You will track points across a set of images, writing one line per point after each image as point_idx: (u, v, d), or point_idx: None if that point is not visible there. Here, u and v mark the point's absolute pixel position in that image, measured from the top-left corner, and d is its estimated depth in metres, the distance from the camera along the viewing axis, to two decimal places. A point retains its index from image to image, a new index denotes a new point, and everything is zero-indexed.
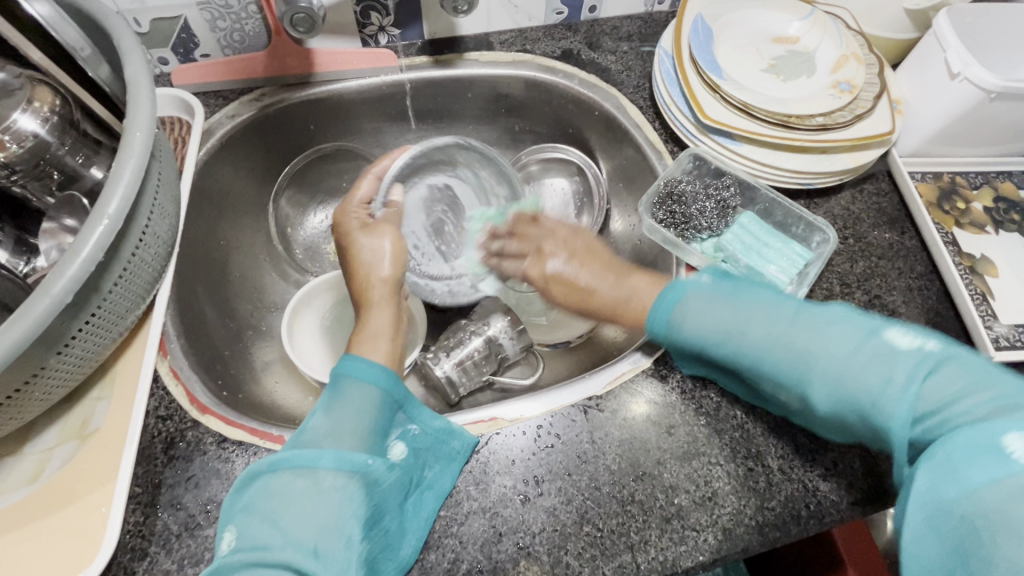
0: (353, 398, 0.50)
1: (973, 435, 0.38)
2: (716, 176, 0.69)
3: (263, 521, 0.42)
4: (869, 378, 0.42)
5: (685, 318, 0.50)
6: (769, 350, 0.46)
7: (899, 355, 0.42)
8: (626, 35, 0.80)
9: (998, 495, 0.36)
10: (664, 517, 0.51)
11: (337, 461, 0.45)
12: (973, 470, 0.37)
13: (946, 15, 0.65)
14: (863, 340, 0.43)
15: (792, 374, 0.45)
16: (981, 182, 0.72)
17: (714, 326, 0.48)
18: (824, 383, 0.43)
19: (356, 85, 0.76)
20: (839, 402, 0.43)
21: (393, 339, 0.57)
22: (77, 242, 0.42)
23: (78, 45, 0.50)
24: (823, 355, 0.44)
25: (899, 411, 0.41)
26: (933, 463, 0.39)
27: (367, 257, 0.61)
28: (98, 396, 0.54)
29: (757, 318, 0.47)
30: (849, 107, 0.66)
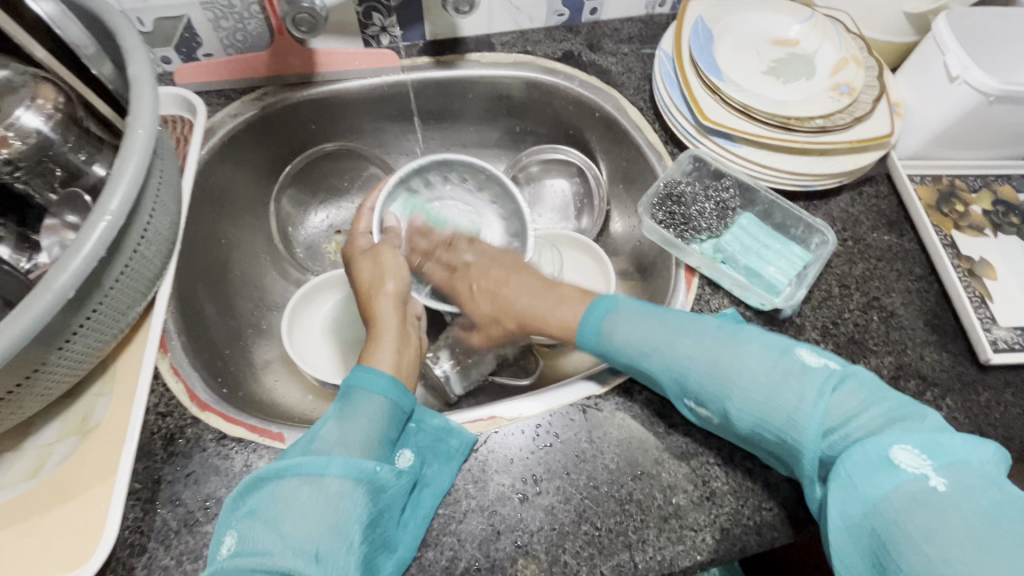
0: (364, 406, 0.50)
1: (869, 449, 0.40)
2: (716, 177, 0.70)
3: (267, 526, 0.43)
4: (782, 394, 0.44)
5: (615, 336, 0.52)
6: (690, 364, 0.48)
7: (807, 370, 0.45)
8: (627, 37, 0.81)
9: (898, 505, 0.38)
10: (662, 517, 0.51)
11: (345, 468, 0.46)
12: (873, 484, 0.39)
13: (946, 19, 0.65)
14: (772, 355, 0.46)
15: (711, 388, 0.47)
16: (980, 185, 0.72)
17: (641, 340, 0.51)
18: (740, 395, 0.45)
19: (358, 85, 0.76)
20: (752, 417, 0.45)
21: (402, 350, 0.57)
22: (79, 238, 0.42)
23: (81, 43, 0.49)
24: (736, 371, 0.46)
25: (809, 424, 0.43)
26: (841, 482, 0.41)
27: (371, 276, 0.63)
28: (98, 391, 0.54)
29: (681, 334, 0.50)
30: (849, 109, 0.66)
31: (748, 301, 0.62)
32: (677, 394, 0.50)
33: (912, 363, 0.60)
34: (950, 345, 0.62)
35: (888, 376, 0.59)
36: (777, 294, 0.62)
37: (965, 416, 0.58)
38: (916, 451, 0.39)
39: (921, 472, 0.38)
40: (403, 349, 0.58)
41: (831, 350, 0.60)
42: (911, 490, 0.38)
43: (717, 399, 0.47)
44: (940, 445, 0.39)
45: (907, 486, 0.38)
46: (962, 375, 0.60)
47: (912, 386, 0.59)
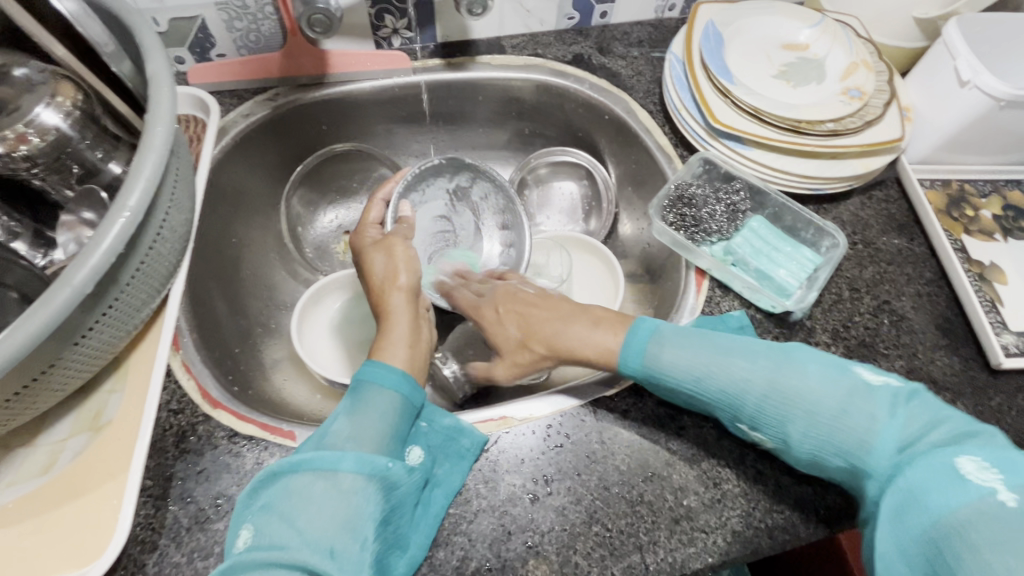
0: (375, 404, 0.50)
1: (936, 461, 0.40)
2: (726, 180, 0.70)
3: (281, 520, 0.42)
4: (848, 415, 0.44)
5: (663, 363, 0.51)
6: (747, 387, 0.48)
7: (870, 390, 0.45)
8: (637, 40, 0.81)
9: (965, 517, 0.37)
10: (673, 518, 0.51)
11: (358, 464, 0.45)
12: (938, 495, 0.39)
13: (956, 24, 0.66)
14: (833, 378, 0.46)
15: (775, 412, 0.47)
16: (990, 190, 0.72)
17: (693, 366, 0.50)
18: (804, 425, 0.45)
19: (369, 86, 0.76)
20: (816, 442, 0.45)
21: (413, 346, 0.57)
22: (98, 234, 0.42)
23: (101, 41, 0.50)
24: (798, 393, 0.46)
25: (879, 444, 0.43)
26: (900, 493, 0.41)
27: (382, 269, 0.62)
28: (111, 388, 0.54)
29: (733, 360, 0.49)
30: (859, 113, 0.66)
31: (758, 303, 0.62)
32: (732, 421, 0.50)
33: (923, 366, 0.60)
34: (961, 350, 0.62)
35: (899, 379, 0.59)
36: (787, 296, 0.62)
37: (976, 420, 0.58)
38: (986, 464, 0.39)
39: (990, 485, 0.38)
40: (415, 345, 0.57)
41: (841, 353, 0.60)
42: (983, 504, 0.37)
43: (778, 426, 0.47)
44: (1009, 461, 0.39)
45: (977, 500, 0.38)
46: (974, 379, 0.60)
47: None
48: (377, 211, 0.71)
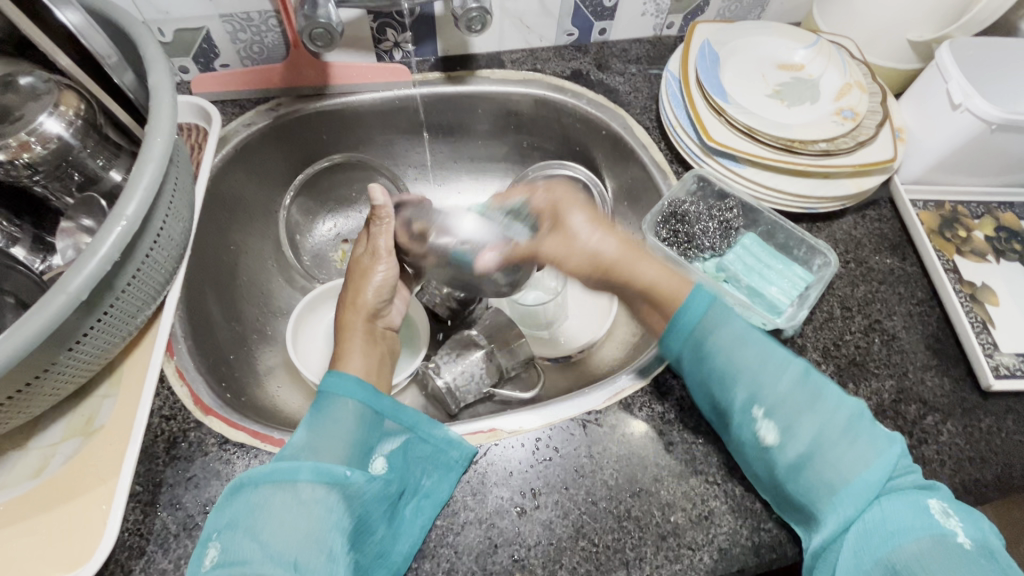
0: (337, 415, 0.51)
1: (908, 501, 0.44)
2: (719, 197, 0.70)
3: (243, 535, 0.43)
4: (852, 435, 0.47)
5: (711, 331, 0.51)
6: (782, 391, 0.48)
7: (867, 423, 0.48)
8: (635, 57, 0.82)
9: (927, 547, 0.42)
10: (660, 535, 0.51)
11: (316, 474, 0.46)
12: (910, 523, 0.43)
13: (949, 48, 0.66)
14: (845, 405, 0.48)
15: (791, 417, 0.48)
16: (983, 212, 0.72)
17: (733, 351, 0.50)
18: (816, 429, 0.47)
19: (370, 98, 0.78)
20: (815, 446, 0.47)
21: (370, 362, 0.59)
22: (96, 241, 0.43)
23: (106, 53, 0.52)
24: (814, 407, 0.48)
25: (867, 474, 0.45)
26: (871, 521, 0.44)
27: (359, 286, 0.63)
28: (105, 393, 0.55)
29: (770, 358, 0.50)
30: (852, 134, 0.67)
31: (749, 319, 0.63)
32: (742, 411, 0.49)
33: (914, 387, 0.60)
34: (952, 370, 0.62)
35: (889, 400, 0.60)
36: (779, 314, 0.63)
37: (966, 441, 0.58)
38: (948, 510, 0.44)
39: (952, 528, 0.43)
40: (371, 361, 0.59)
41: (832, 371, 0.61)
42: (944, 542, 0.42)
43: (789, 424, 0.48)
44: (965, 514, 0.45)
45: (939, 535, 0.42)
46: (964, 400, 0.60)
47: (913, 410, 0.59)
48: (389, 226, 0.64)
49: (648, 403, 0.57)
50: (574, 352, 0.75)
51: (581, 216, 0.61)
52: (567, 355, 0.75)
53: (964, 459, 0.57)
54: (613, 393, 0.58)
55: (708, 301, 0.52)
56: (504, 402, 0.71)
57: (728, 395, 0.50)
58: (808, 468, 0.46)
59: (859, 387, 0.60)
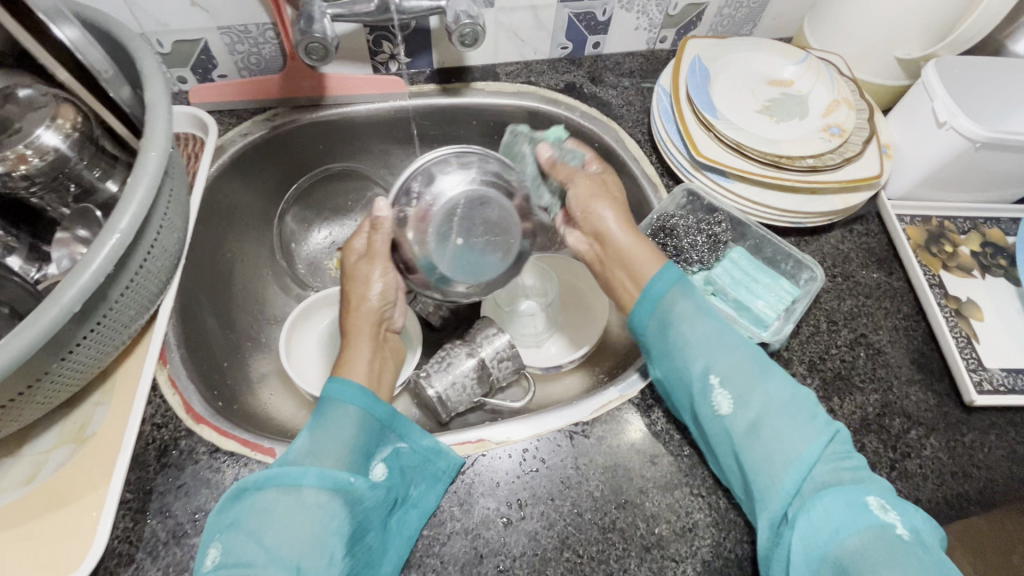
0: (340, 420, 0.50)
1: (845, 494, 0.44)
2: (708, 212, 0.71)
3: (247, 538, 0.43)
4: (796, 412, 0.49)
5: (675, 305, 0.56)
6: (729, 368, 0.52)
7: (811, 406, 0.50)
8: (628, 71, 0.83)
9: (866, 541, 0.42)
10: (644, 546, 0.52)
11: (321, 480, 0.46)
12: (846, 518, 0.43)
13: (935, 66, 0.68)
14: (792, 388, 0.51)
15: (735, 394, 0.51)
16: (969, 227, 0.73)
17: (693, 323, 0.55)
18: (757, 407, 0.50)
19: (365, 109, 0.79)
20: (762, 417, 0.49)
21: (372, 371, 0.57)
22: (90, 254, 0.44)
23: (102, 68, 0.52)
24: (763, 383, 0.51)
25: (808, 451, 0.47)
26: (812, 514, 0.44)
27: (360, 292, 0.60)
28: (97, 401, 0.56)
29: (726, 335, 0.54)
30: (839, 150, 0.68)
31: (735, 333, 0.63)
32: (698, 381, 0.52)
33: (898, 401, 0.61)
34: (936, 385, 0.62)
35: (874, 413, 0.60)
36: (765, 328, 0.63)
37: (948, 456, 0.59)
38: (886, 505, 0.44)
39: (890, 521, 0.43)
40: (373, 369, 0.57)
41: (818, 385, 0.61)
42: (881, 534, 0.42)
43: (741, 394, 0.50)
44: (906, 509, 0.45)
45: (877, 527, 0.43)
46: (948, 415, 0.61)
47: (897, 424, 0.60)
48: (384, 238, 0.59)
49: (635, 414, 0.58)
50: (565, 362, 0.75)
51: (610, 214, 0.63)
52: (559, 365, 0.75)
53: (947, 473, 0.58)
54: (602, 403, 0.59)
55: (673, 279, 0.57)
56: (494, 413, 0.73)
57: (686, 365, 0.53)
58: (754, 439, 0.48)
59: (844, 401, 0.61)
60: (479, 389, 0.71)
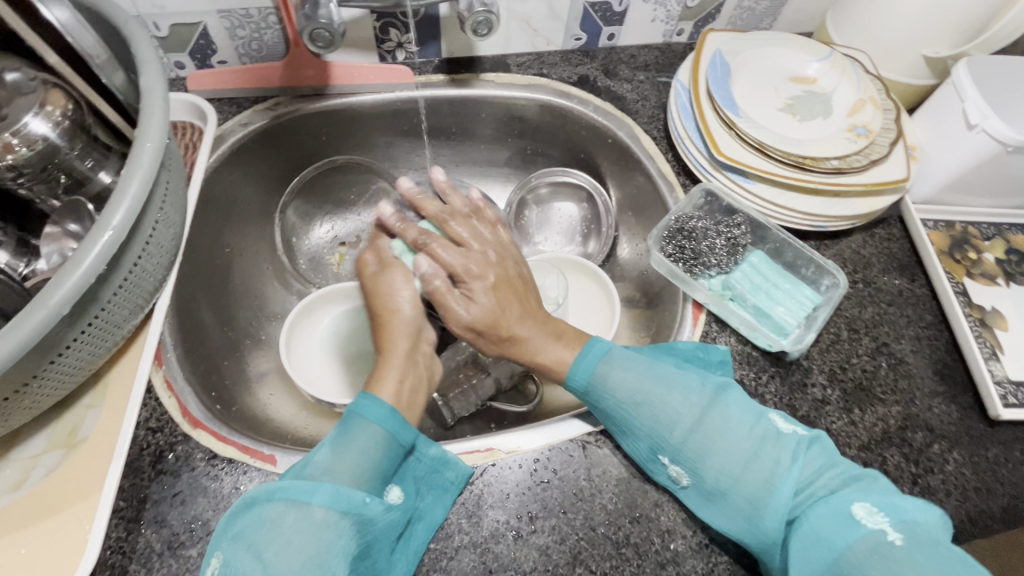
0: (361, 439, 0.48)
1: (831, 507, 0.44)
2: (727, 213, 0.69)
3: (247, 551, 0.42)
4: (759, 460, 0.48)
5: (606, 386, 0.53)
6: (686, 426, 0.50)
7: (773, 443, 0.49)
8: (644, 64, 0.80)
9: (863, 554, 0.41)
10: (659, 563, 0.50)
11: (332, 498, 0.44)
12: (839, 536, 0.43)
13: (965, 67, 0.65)
14: (746, 430, 0.49)
15: (693, 449, 0.49)
16: (993, 233, 0.71)
17: (631, 399, 0.52)
18: (716, 459, 0.49)
19: (370, 99, 0.75)
20: (721, 483, 0.48)
21: (407, 375, 0.57)
22: (79, 253, 0.41)
23: (93, 53, 0.49)
24: (716, 439, 0.49)
25: (776, 496, 0.46)
26: (804, 541, 0.44)
27: (390, 304, 0.61)
28: (89, 404, 0.53)
29: (668, 398, 0.52)
30: (865, 151, 0.65)
31: (755, 341, 0.61)
32: (651, 455, 0.51)
33: (920, 414, 0.59)
34: (959, 398, 0.60)
35: (895, 426, 0.58)
36: (785, 336, 0.61)
37: (972, 471, 0.57)
38: (875, 509, 0.43)
39: (880, 527, 0.42)
40: (409, 375, 0.57)
41: (838, 396, 0.59)
42: (874, 543, 0.41)
43: (697, 459, 0.49)
44: (895, 504, 0.43)
45: (869, 538, 0.42)
46: (971, 429, 0.59)
47: (919, 437, 0.58)
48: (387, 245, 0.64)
49: None
50: None
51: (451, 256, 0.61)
52: None
53: (970, 490, 0.56)
54: None
55: (599, 354, 0.56)
56: (500, 416, 0.70)
57: (634, 444, 0.52)
58: (722, 503, 0.48)
59: (865, 414, 0.59)
60: (485, 393, 0.69)
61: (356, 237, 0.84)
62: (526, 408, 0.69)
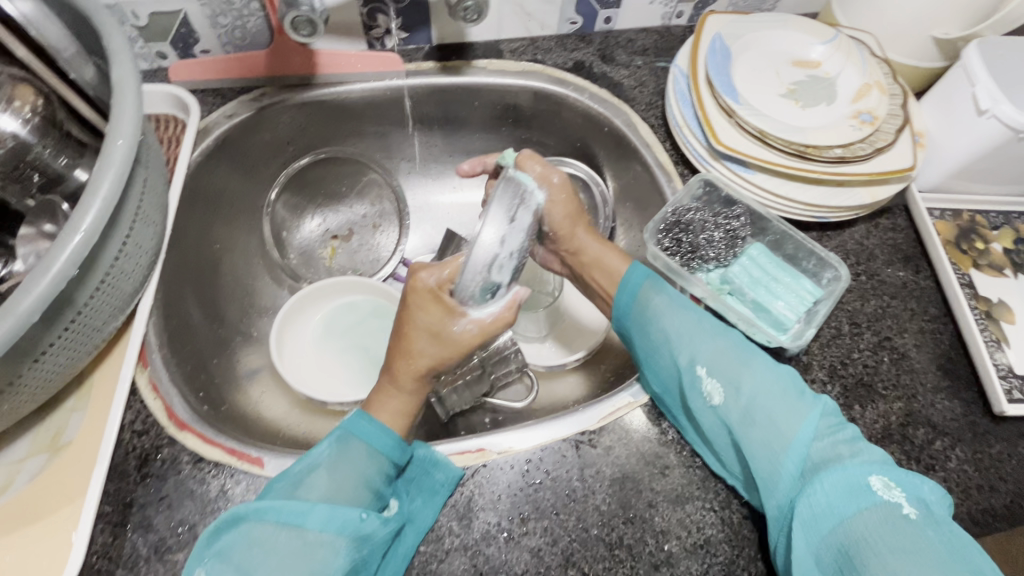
0: (358, 458, 0.49)
1: (846, 472, 0.43)
2: (726, 204, 0.67)
3: (237, 572, 0.43)
4: (789, 396, 0.48)
5: (649, 302, 0.57)
6: (722, 352, 0.51)
7: (796, 381, 0.50)
8: (642, 48, 0.77)
9: (869, 522, 0.40)
10: (653, 564, 0.49)
11: (326, 519, 0.45)
12: (849, 501, 0.42)
13: (976, 49, 0.62)
14: (777, 366, 0.51)
15: (726, 372, 0.50)
16: (1002, 222, 0.68)
17: (670, 317, 0.55)
18: (747, 385, 0.49)
19: (359, 88, 0.73)
20: (752, 409, 0.48)
21: (410, 414, 0.56)
22: (48, 257, 0.39)
23: (61, 46, 0.50)
24: (748, 367, 0.50)
25: (802, 431, 0.46)
26: (814, 496, 0.43)
27: (421, 345, 0.55)
28: (73, 407, 0.53)
29: (705, 322, 0.54)
30: (870, 139, 0.63)
31: (753, 336, 0.60)
32: (686, 370, 0.51)
33: (922, 410, 0.58)
34: (963, 393, 0.59)
35: (897, 423, 0.57)
36: (784, 331, 0.60)
37: (975, 468, 0.56)
38: (890, 483, 0.42)
39: (894, 501, 0.41)
40: (414, 413, 0.57)
41: (838, 392, 0.58)
42: (885, 512, 0.41)
43: (729, 385, 0.49)
44: (909, 481, 0.43)
45: (883, 506, 0.41)
46: (974, 425, 0.57)
47: (921, 434, 0.57)
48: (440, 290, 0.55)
49: (643, 424, 0.55)
50: (570, 359, 0.72)
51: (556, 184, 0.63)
52: (564, 363, 0.72)
53: (972, 487, 0.55)
54: (608, 412, 0.55)
55: (647, 272, 0.59)
56: (494, 411, 0.69)
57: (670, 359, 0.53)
58: (750, 429, 0.47)
59: (866, 410, 0.57)
60: (480, 388, 0.69)
61: (348, 230, 0.83)
62: (523, 404, 0.68)
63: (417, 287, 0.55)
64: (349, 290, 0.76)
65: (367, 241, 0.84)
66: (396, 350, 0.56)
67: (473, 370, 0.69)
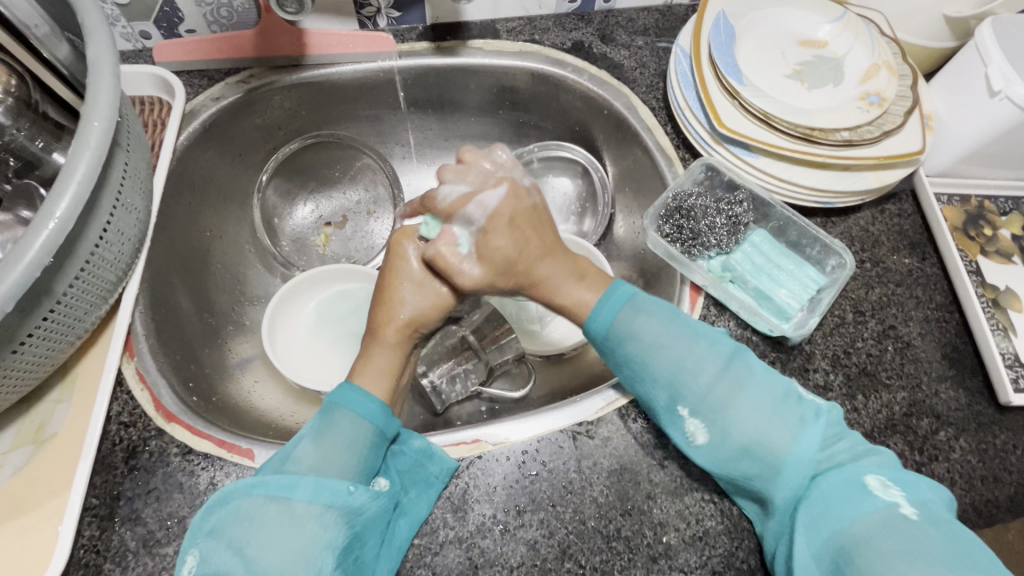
0: (344, 426, 0.49)
1: (845, 476, 0.44)
2: (728, 188, 0.65)
3: (231, 550, 0.43)
4: (782, 419, 0.47)
5: (627, 331, 0.52)
6: (707, 392, 0.48)
7: (793, 402, 0.48)
8: (643, 28, 0.75)
9: (867, 529, 0.41)
10: (651, 556, 0.48)
11: (314, 491, 0.45)
12: (848, 507, 0.43)
13: (990, 27, 0.60)
14: (771, 388, 0.48)
15: (710, 410, 0.48)
16: (1010, 207, 0.67)
17: (653, 350, 0.50)
18: (733, 421, 0.47)
19: (351, 70, 0.71)
20: (742, 440, 0.46)
21: (395, 371, 0.56)
22: (22, 245, 0.38)
23: (32, 22, 0.49)
24: (738, 398, 0.48)
25: (798, 451, 0.45)
26: (815, 505, 0.44)
27: (403, 294, 0.58)
28: (58, 398, 0.52)
29: (693, 348, 0.50)
30: (878, 121, 0.61)
31: (755, 324, 0.58)
32: (670, 407, 0.49)
33: (927, 400, 0.57)
34: (968, 382, 0.58)
35: (900, 413, 0.56)
36: (786, 320, 0.59)
37: (979, 459, 0.55)
38: (888, 482, 0.44)
39: (892, 502, 0.42)
40: (398, 371, 0.57)
41: (841, 381, 0.57)
42: (884, 517, 0.42)
43: (716, 424, 0.47)
44: (907, 481, 0.44)
45: (880, 513, 0.42)
46: (979, 415, 0.56)
47: (925, 424, 0.55)
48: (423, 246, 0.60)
49: (641, 414, 0.54)
50: (568, 348, 0.70)
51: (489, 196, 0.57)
52: (561, 352, 0.70)
53: (976, 478, 0.54)
54: (606, 402, 0.54)
55: (626, 297, 0.53)
56: (491, 401, 0.68)
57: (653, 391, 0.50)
58: (744, 458, 0.46)
59: (869, 401, 0.56)
60: (476, 376, 0.68)
61: (342, 216, 0.82)
62: (519, 394, 0.67)
63: (403, 238, 0.60)
64: (343, 277, 0.75)
65: (361, 227, 0.82)
66: (382, 303, 0.59)
67: (470, 357, 0.68)
